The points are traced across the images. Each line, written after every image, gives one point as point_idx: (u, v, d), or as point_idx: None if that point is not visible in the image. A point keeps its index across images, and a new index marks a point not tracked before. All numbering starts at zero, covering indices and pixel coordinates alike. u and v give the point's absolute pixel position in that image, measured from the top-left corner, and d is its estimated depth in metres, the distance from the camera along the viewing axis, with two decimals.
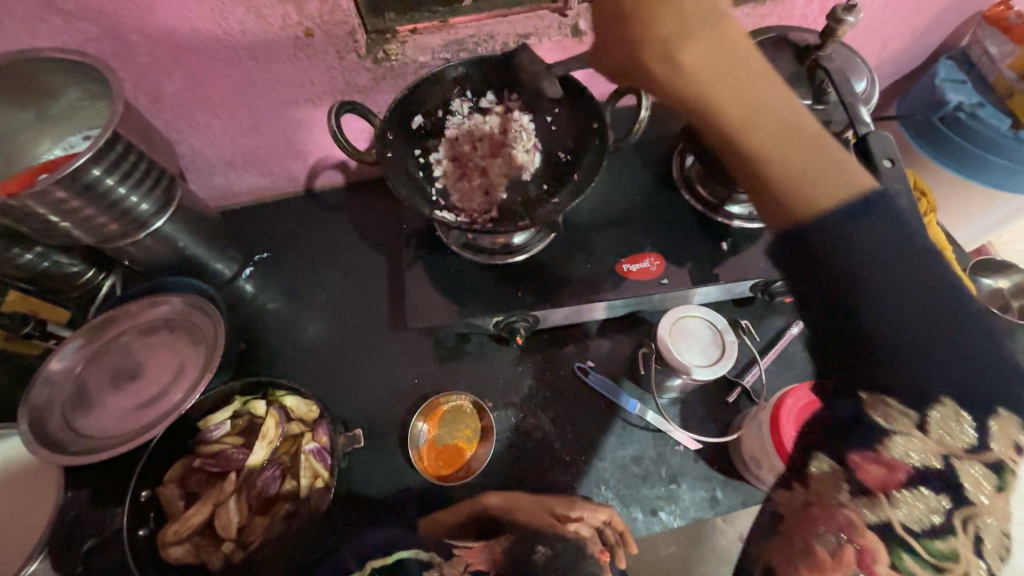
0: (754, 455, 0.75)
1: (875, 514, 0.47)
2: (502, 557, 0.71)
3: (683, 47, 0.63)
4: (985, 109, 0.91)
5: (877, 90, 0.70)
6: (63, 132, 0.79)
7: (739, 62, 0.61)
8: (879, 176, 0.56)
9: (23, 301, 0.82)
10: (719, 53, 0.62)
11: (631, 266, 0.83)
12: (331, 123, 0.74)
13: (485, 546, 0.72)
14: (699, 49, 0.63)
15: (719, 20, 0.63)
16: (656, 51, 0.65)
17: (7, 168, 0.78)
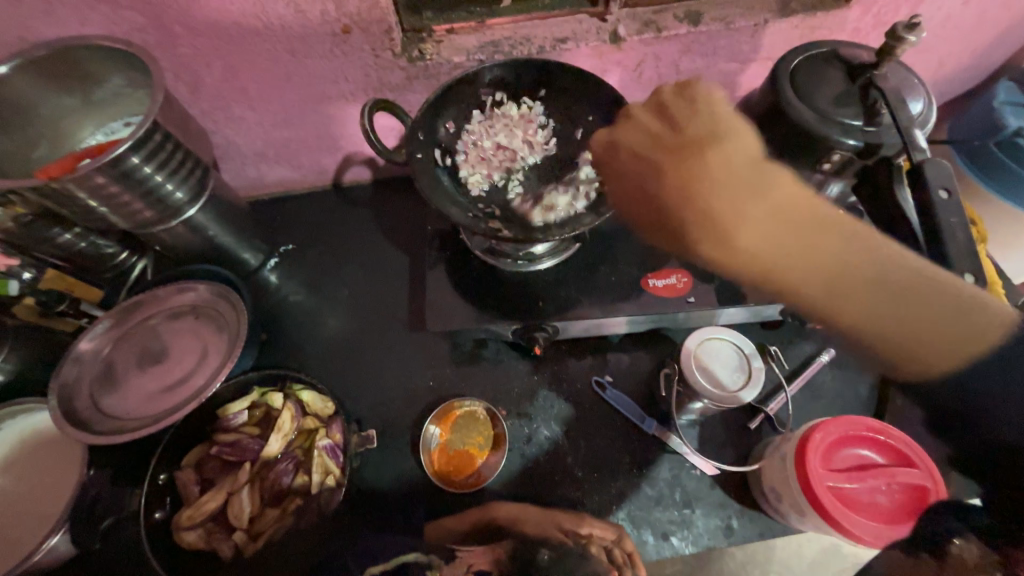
0: (776, 486, 0.72)
1: None
2: (504, 559, 0.68)
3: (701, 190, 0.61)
4: None
5: (934, 112, 0.66)
6: (106, 118, 0.81)
7: (815, 243, 0.53)
8: (932, 207, 0.54)
9: (60, 280, 0.86)
10: (733, 199, 0.58)
11: (656, 281, 0.81)
12: (363, 122, 0.73)
13: (488, 549, 0.69)
14: (758, 236, 0.55)
15: (769, 183, 0.58)
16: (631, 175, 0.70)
17: (52, 152, 0.80)
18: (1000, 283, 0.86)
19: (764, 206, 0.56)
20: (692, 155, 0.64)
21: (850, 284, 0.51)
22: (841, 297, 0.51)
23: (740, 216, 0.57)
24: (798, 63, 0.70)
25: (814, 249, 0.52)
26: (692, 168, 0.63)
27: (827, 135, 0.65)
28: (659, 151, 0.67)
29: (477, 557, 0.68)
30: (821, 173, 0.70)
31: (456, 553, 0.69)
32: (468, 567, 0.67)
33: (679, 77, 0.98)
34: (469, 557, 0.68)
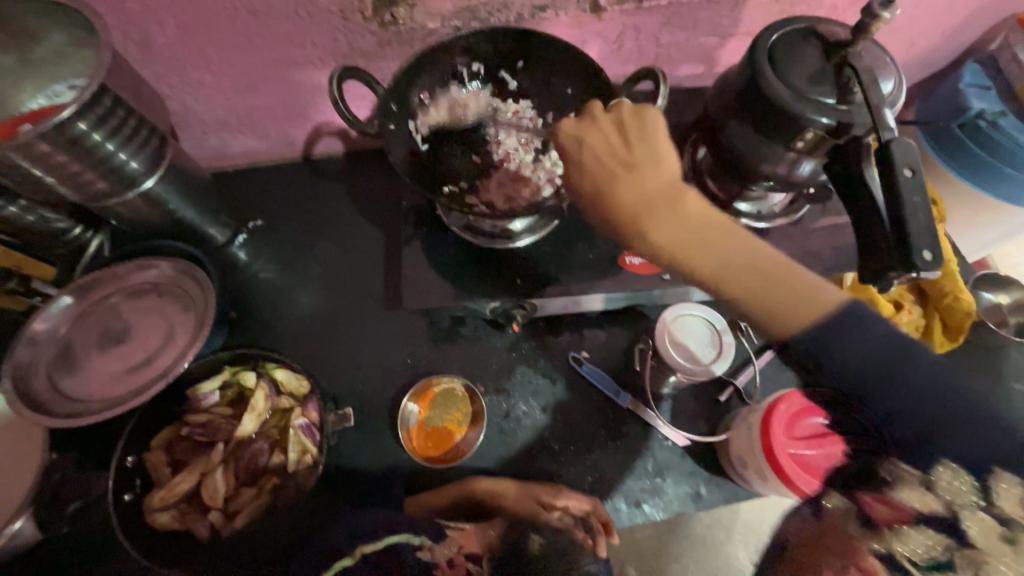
0: (741, 454, 0.76)
1: (880, 543, 0.49)
2: (496, 541, 0.71)
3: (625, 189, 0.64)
4: (1006, 119, 0.94)
5: (905, 93, 0.67)
6: (47, 79, 0.68)
7: (715, 238, 0.60)
8: (897, 186, 0.55)
9: (6, 256, 0.81)
10: (650, 201, 0.62)
11: (634, 258, 0.81)
12: (333, 90, 0.69)
13: (479, 529, 0.72)
14: (670, 232, 0.61)
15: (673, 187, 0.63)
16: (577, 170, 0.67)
17: None
18: (955, 261, 0.91)
19: (678, 217, 0.61)
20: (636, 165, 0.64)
21: (749, 274, 0.58)
22: (744, 285, 0.58)
23: (654, 219, 0.61)
24: (777, 39, 0.70)
25: (710, 247, 0.60)
26: (634, 176, 0.64)
27: (801, 113, 0.65)
28: (607, 153, 0.65)
29: (468, 539, 0.70)
30: (794, 151, 0.71)
31: (447, 531, 0.70)
32: (458, 548, 0.69)
33: (659, 50, 0.97)
34: (459, 538, 0.70)
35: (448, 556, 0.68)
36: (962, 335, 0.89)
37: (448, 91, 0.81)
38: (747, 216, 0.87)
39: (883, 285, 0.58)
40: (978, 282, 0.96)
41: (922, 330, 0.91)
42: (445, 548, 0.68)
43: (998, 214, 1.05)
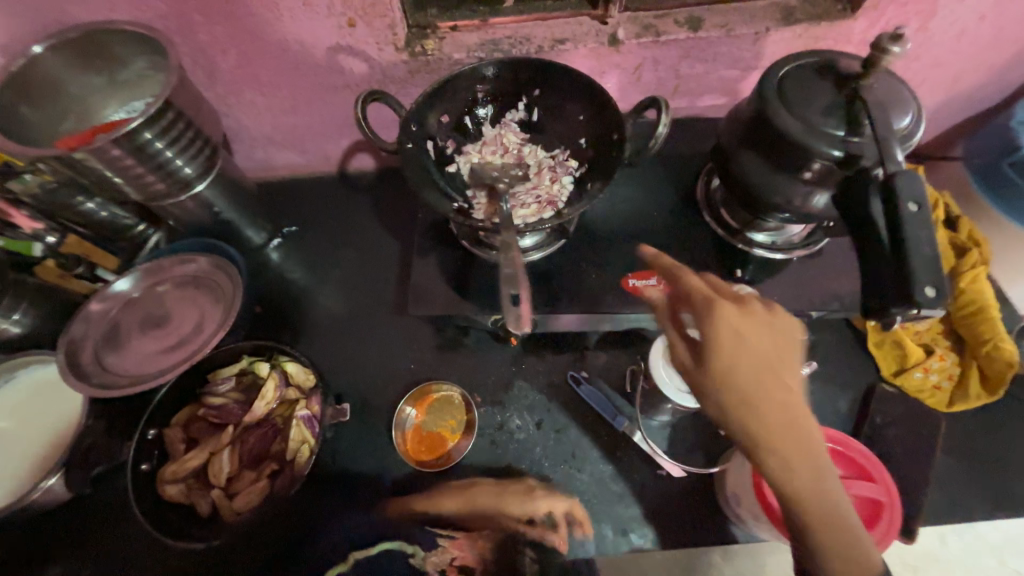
0: (736, 491, 0.72)
1: None
2: (489, 556, 0.74)
3: (789, 423, 0.50)
4: None
5: (922, 129, 0.65)
6: (128, 97, 0.86)
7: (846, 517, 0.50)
8: (900, 220, 0.53)
9: (78, 245, 0.93)
10: (812, 446, 0.50)
11: (637, 281, 0.83)
12: (357, 110, 0.76)
13: (468, 539, 0.74)
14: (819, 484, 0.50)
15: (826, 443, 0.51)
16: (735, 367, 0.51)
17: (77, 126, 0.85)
18: (997, 308, 0.85)
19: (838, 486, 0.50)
20: (800, 388, 0.51)
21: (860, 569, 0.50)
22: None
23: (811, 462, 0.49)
24: (786, 72, 0.71)
25: (843, 519, 0.50)
26: (793, 405, 0.50)
27: (808, 143, 0.65)
28: (773, 371, 0.51)
29: (460, 551, 0.74)
30: (804, 182, 0.70)
31: (438, 540, 0.75)
32: (452, 558, 0.74)
33: (678, 81, 0.99)
34: (452, 549, 0.74)
35: (442, 566, 0.73)
36: (1001, 386, 0.80)
37: (498, 138, 0.88)
38: (762, 247, 0.86)
39: (885, 322, 0.55)
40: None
41: (956, 380, 0.84)
42: (438, 558, 0.74)
43: None
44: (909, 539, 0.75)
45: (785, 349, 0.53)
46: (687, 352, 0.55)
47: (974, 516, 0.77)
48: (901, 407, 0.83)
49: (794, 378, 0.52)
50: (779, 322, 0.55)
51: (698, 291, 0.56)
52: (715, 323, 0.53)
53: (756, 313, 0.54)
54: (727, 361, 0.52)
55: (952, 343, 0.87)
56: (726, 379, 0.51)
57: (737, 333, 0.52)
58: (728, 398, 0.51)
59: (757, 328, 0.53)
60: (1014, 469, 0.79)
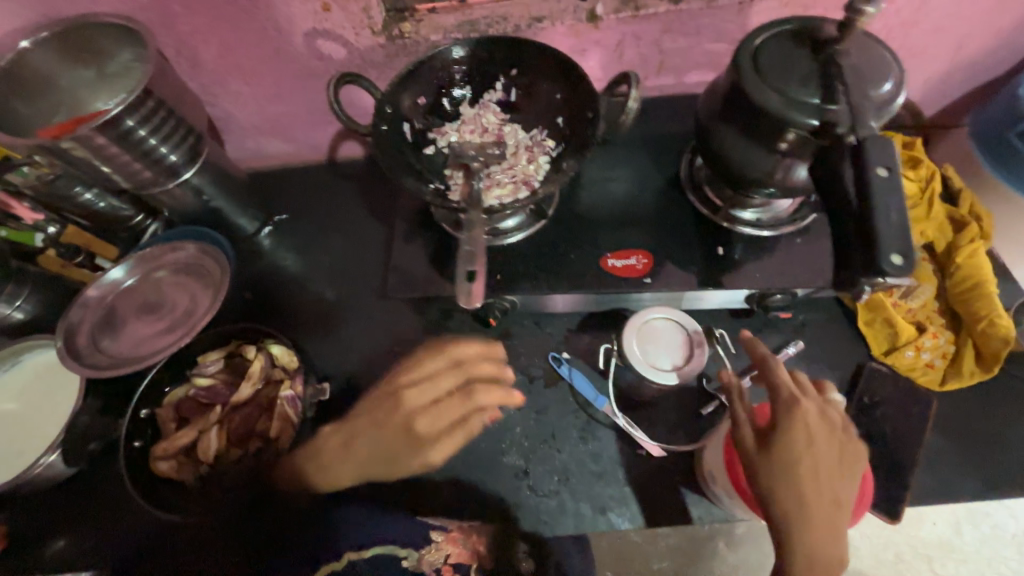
0: (715, 469, 0.72)
1: None
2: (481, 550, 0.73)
3: (815, 514, 0.53)
4: None
5: (904, 95, 0.63)
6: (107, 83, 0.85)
7: None
8: (869, 184, 0.52)
9: (78, 235, 0.96)
10: (827, 539, 0.53)
11: (616, 261, 0.83)
12: (330, 93, 0.76)
13: (462, 534, 0.75)
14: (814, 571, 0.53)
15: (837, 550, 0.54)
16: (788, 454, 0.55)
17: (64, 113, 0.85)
18: (995, 283, 0.82)
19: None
20: (844, 491, 0.55)
21: None
22: None
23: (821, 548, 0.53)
24: (764, 40, 0.68)
25: None
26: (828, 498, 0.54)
27: (782, 112, 0.63)
28: (830, 482, 0.55)
29: (454, 546, 0.73)
30: (780, 154, 0.68)
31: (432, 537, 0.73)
32: (446, 556, 0.72)
33: (662, 57, 0.97)
34: (447, 546, 0.73)
35: (436, 565, 0.71)
36: (995, 364, 0.78)
37: (477, 118, 0.87)
38: (748, 224, 0.84)
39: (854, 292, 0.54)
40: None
41: (950, 359, 0.81)
42: (433, 557, 0.71)
43: None
44: (896, 521, 0.72)
45: (848, 464, 0.56)
46: (756, 430, 0.59)
47: (964, 497, 0.74)
48: (891, 386, 0.80)
49: (844, 489, 0.55)
50: (848, 441, 0.58)
51: (784, 384, 0.59)
52: (794, 420, 0.57)
53: (832, 426, 0.57)
54: (791, 456, 0.55)
55: (948, 320, 0.84)
56: (787, 470, 0.55)
57: (808, 436, 0.56)
58: (779, 485, 0.54)
59: (828, 440, 0.57)
60: (1007, 449, 0.76)
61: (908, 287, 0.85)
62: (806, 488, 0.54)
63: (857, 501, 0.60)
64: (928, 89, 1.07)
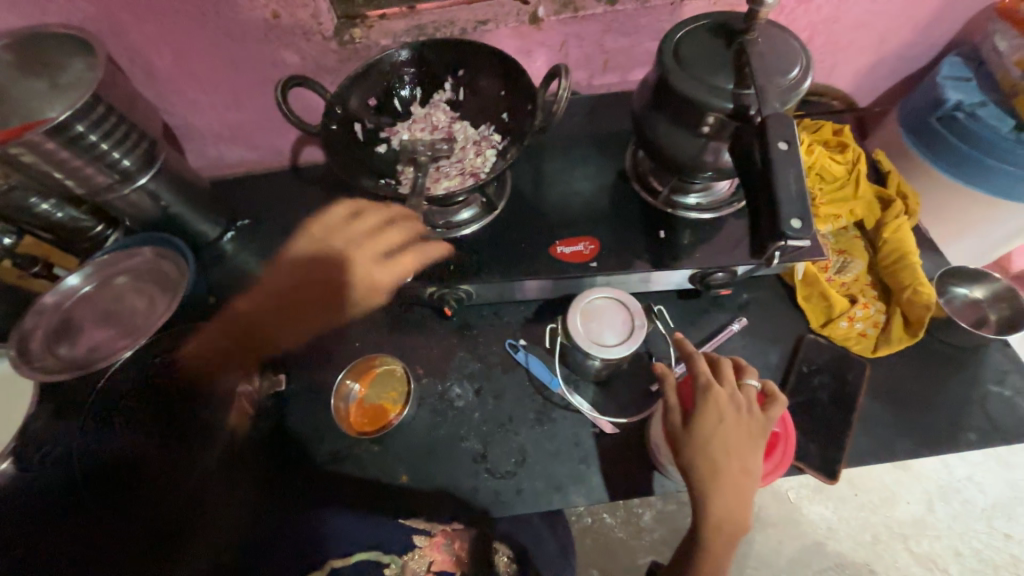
0: (659, 440, 0.75)
1: None
2: (464, 555, 0.80)
3: (725, 486, 0.56)
4: (986, 109, 0.91)
5: (810, 79, 0.68)
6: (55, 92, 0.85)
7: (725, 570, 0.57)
8: (772, 157, 0.56)
9: (36, 245, 0.96)
10: (735, 509, 0.56)
11: (564, 248, 0.86)
12: (278, 95, 0.79)
13: (445, 538, 0.79)
14: (721, 540, 0.56)
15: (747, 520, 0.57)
16: (700, 432, 0.58)
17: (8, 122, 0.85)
18: (917, 254, 0.87)
19: (732, 548, 0.57)
20: (755, 465, 0.57)
21: None
22: None
23: (729, 519, 0.56)
24: (684, 34, 0.74)
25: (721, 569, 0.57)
26: (737, 472, 0.56)
27: (699, 98, 0.68)
28: (743, 459, 0.57)
29: (436, 554, 0.78)
30: (704, 137, 0.73)
31: (417, 545, 0.78)
32: (430, 563, 0.78)
33: (606, 56, 1.02)
34: (429, 552, 0.78)
35: (420, 571, 0.77)
36: (920, 329, 0.82)
37: (427, 118, 0.91)
38: (688, 209, 0.88)
39: (767, 258, 0.59)
40: (947, 276, 0.90)
41: (881, 327, 0.86)
42: (416, 564, 0.77)
43: (995, 212, 1.00)
44: (834, 481, 0.76)
45: (762, 440, 0.58)
46: (677, 418, 0.61)
47: (898, 456, 0.78)
48: (828, 356, 0.84)
49: (755, 464, 0.58)
50: (767, 418, 0.59)
51: (701, 371, 0.61)
52: (707, 406, 0.59)
53: (747, 407, 0.59)
54: (705, 440, 0.58)
55: (879, 291, 0.89)
56: (699, 447, 0.57)
57: (721, 420, 0.58)
58: (694, 468, 0.57)
59: (743, 421, 0.58)
60: (935, 410, 0.81)
61: (841, 262, 0.92)
62: (719, 464, 0.56)
63: (787, 458, 0.62)
64: (857, 80, 1.14)
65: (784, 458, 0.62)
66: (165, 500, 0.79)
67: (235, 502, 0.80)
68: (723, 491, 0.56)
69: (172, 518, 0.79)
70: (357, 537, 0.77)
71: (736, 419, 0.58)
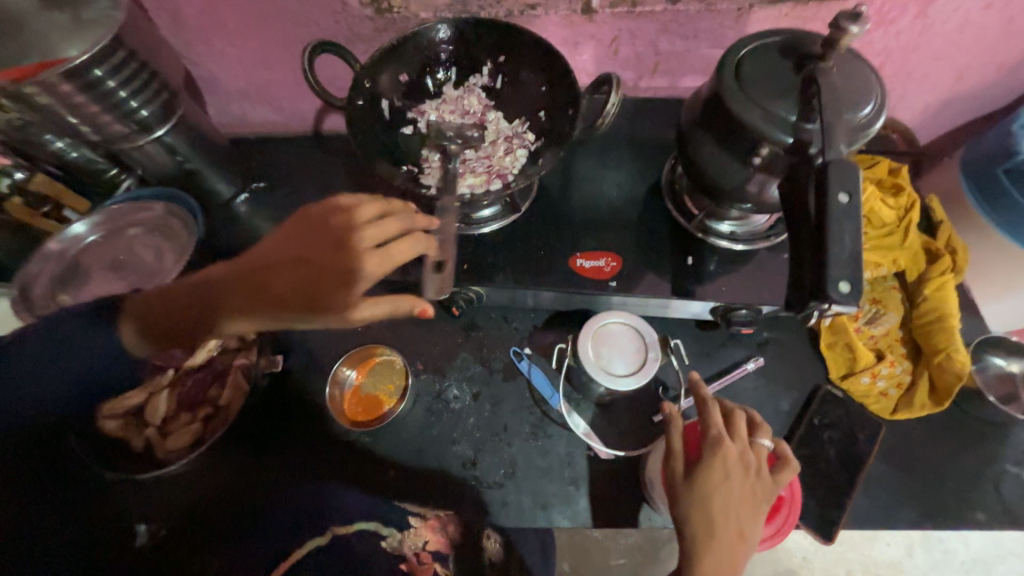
0: (656, 477, 0.73)
1: None
2: (455, 539, 0.73)
3: (718, 548, 0.53)
4: None
5: (882, 120, 0.62)
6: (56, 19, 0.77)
7: None
8: (829, 209, 0.51)
9: (49, 185, 0.95)
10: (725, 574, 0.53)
11: (585, 261, 0.82)
12: (305, 62, 0.74)
13: (441, 522, 0.74)
14: None
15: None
16: (703, 487, 0.56)
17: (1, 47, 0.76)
18: (957, 317, 0.82)
19: None
20: (753, 531, 0.55)
21: None
22: None
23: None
24: (748, 51, 0.67)
25: None
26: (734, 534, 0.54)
27: (756, 126, 0.62)
28: (741, 522, 0.55)
29: (431, 534, 0.72)
30: (753, 169, 0.67)
31: (413, 523, 0.73)
32: (424, 542, 0.71)
33: (658, 59, 0.95)
34: (424, 532, 0.72)
35: (415, 550, 0.70)
36: (948, 398, 0.78)
37: (459, 100, 0.86)
38: (721, 237, 0.83)
39: (803, 314, 0.54)
40: (984, 344, 0.85)
41: (905, 389, 0.81)
42: (413, 542, 0.70)
43: None
44: (829, 541, 0.74)
45: (765, 506, 0.56)
46: (679, 467, 0.59)
47: (900, 525, 0.75)
48: (843, 411, 0.81)
49: (753, 530, 0.55)
50: (774, 483, 0.57)
51: (713, 424, 0.59)
52: (714, 462, 0.56)
53: (755, 468, 0.57)
54: (706, 497, 0.55)
55: (908, 351, 0.84)
56: (700, 502, 0.55)
57: (726, 479, 0.56)
58: (690, 522, 0.55)
59: (749, 484, 0.56)
60: (947, 482, 0.78)
61: (872, 314, 0.86)
62: (716, 523, 0.54)
63: (788, 523, 0.60)
64: (923, 117, 1.06)
65: (784, 523, 0.60)
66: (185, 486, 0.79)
67: (223, 468, 0.80)
68: (715, 552, 0.53)
69: (186, 509, 0.77)
70: (362, 507, 0.72)
71: (742, 479, 0.56)
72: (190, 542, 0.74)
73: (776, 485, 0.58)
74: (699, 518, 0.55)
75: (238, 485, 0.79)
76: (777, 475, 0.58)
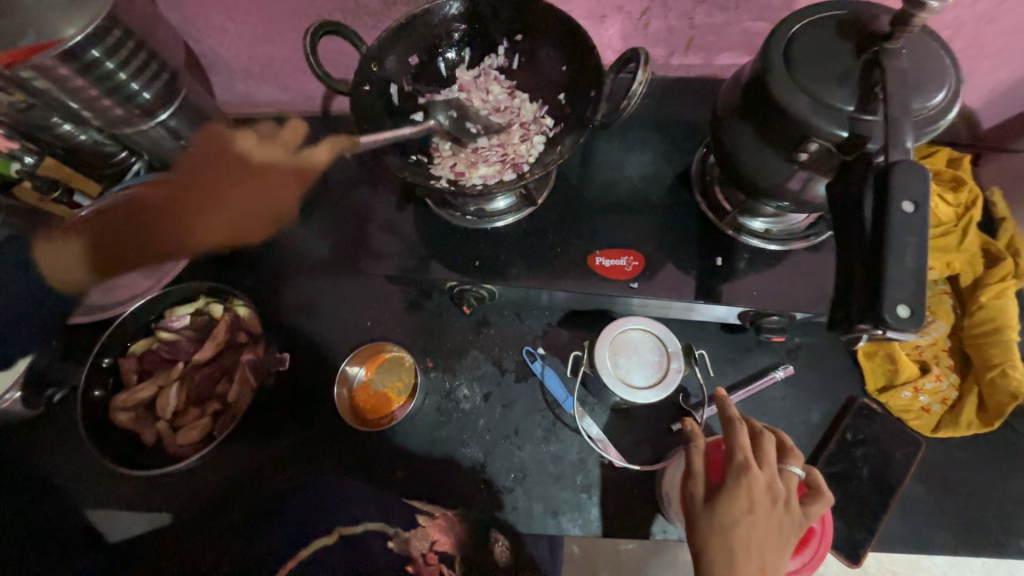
0: (672, 493, 0.70)
1: None
2: (465, 536, 0.74)
3: None
4: None
5: (956, 109, 0.54)
6: None
7: None
8: (889, 219, 0.45)
9: (56, 168, 0.86)
10: None
11: (604, 260, 0.76)
12: (307, 43, 0.69)
13: (452, 524, 0.74)
14: None
15: None
16: (726, 515, 0.52)
17: None
18: (1018, 329, 0.74)
19: None
20: (780, 566, 0.51)
21: None
22: None
23: None
24: (799, 30, 0.59)
25: None
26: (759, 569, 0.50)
27: (805, 116, 0.55)
28: (768, 558, 0.51)
29: (439, 535, 0.73)
30: (797, 165, 0.60)
31: (419, 522, 0.74)
32: (431, 543, 0.73)
33: (693, 32, 0.86)
34: (433, 533, 0.73)
35: (422, 551, 0.72)
36: (999, 418, 0.71)
37: (476, 84, 0.81)
38: (755, 235, 0.76)
39: (848, 336, 0.49)
40: None
41: (949, 405, 0.75)
42: (418, 543, 0.72)
43: None
44: (855, 563, 0.70)
45: (791, 540, 0.52)
46: (698, 493, 0.55)
47: (933, 550, 0.71)
48: (880, 427, 0.75)
49: (779, 566, 0.51)
50: (804, 515, 0.54)
51: (740, 449, 0.55)
52: (738, 489, 0.53)
53: (783, 499, 0.53)
54: (728, 528, 0.51)
55: (956, 363, 0.78)
56: (723, 532, 0.51)
57: (751, 510, 0.52)
58: (709, 551, 0.51)
59: (777, 516, 0.52)
60: (989, 505, 0.72)
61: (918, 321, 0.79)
62: (739, 556, 0.50)
63: (817, 554, 0.58)
64: (991, 97, 0.94)
65: (812, 554, 0.58)
66: (185, 484, 0.79)
67: (231, 458, 0.80)
68: None
69: (191, 501, 0.78)
70: (368, 503, 0.75)
71: (769, 509, 0.52)
72: (203, 526, 0.76)
73: (805, 517, 0.54)
74: (721, 549, 0.51)
75: (242, 483, 0.78)
76: (806, 508, 0.55)
